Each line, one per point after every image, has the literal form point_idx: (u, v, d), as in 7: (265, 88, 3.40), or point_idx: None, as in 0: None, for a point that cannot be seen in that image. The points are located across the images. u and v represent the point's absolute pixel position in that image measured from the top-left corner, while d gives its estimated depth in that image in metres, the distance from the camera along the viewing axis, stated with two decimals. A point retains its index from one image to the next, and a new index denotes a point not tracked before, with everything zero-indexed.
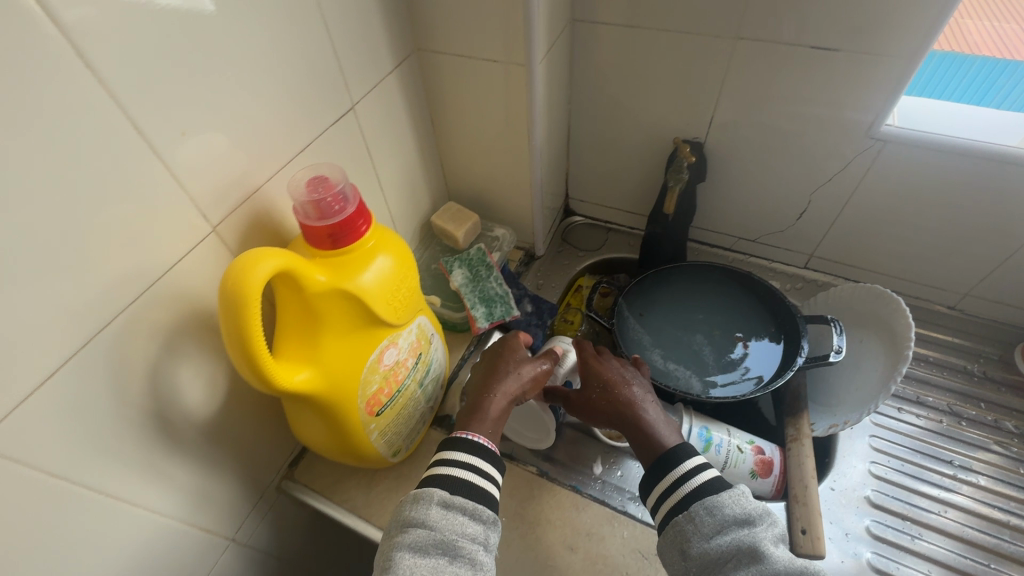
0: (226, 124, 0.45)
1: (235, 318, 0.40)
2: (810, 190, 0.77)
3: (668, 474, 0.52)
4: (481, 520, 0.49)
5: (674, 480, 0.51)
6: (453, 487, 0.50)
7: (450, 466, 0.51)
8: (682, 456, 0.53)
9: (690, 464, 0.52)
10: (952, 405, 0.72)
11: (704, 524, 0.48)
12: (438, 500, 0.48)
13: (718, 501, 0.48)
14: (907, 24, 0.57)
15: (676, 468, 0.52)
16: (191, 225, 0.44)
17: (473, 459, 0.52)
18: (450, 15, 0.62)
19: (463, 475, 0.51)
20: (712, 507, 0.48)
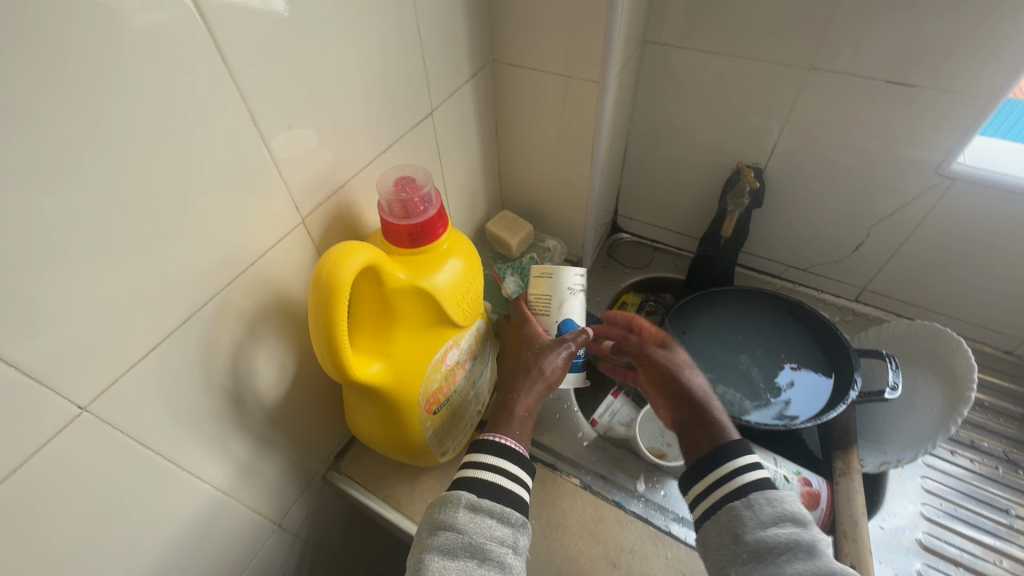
0: (325, 122, 0.47)
1: (326, 307, 0.41)
2: (869, 223, 0.76)
3: (717, 468, 0.52)
4: (509, 523, 0.49)
5: (731, 470, 0.52)
6: (479, 490, 0.50)
7: (477, 470, 0.52)
8: (734, 452, 0.53)
9: (740, 462, 0.52)
10: (1008, 451, 0.71)
11: (763, 514, 0.48)
12: (464, 503, 0.49)
13: (778, 495, 0.49)
14: (988, 65, 0.57)
15: (725, 464, 0.52)
16: (283, 215, 0.46)
17: (500, 463, 0.52)
18: (529, 30, 0.64)
19: (491, 478, 0.51)
20: (773, 499, 0.49)
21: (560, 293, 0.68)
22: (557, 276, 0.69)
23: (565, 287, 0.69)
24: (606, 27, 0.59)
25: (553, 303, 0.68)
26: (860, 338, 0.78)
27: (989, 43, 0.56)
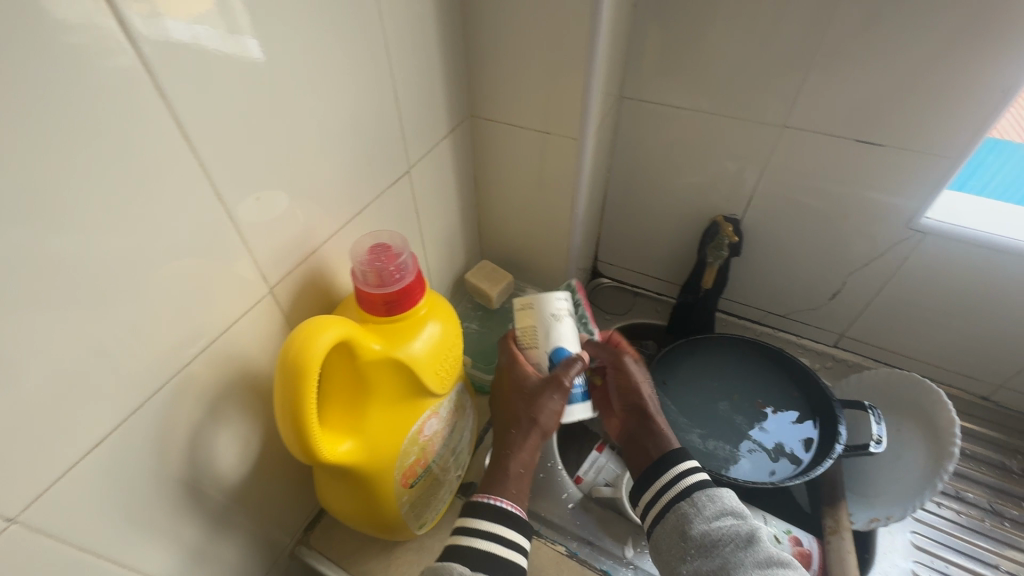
0: (296, 187, 0.45)
1: (293, 389, 0.38)
2: (845, 272, 0.77)
3: (662, 475, 0.56)
4: None
5: (674, 475, 0.55)
6: (473, 560, 0.48)
7: (472, 538, 0.50)
8: (676, 458, 0.57)
9: (683, 466, 0.56)
10: (992, 502, 0.70)
11: (706, 510, 0.52)
12: (458, 575, 0.46)
13: (715, 493, 0.53)
14: (951, 126, 0.59)
15: (668, 470, 0.56)
16: (250, 286, 0.44)
17: (496, 530, 0.51)
18: (508, 87, 0.64)
19: (485, 547, 0.49)
20: (713, 496, 0.53)
21: (539, 322, 0.61)
22: (538, 304, 0.62)
23: (549, 314, 0.61)
24: (584, 86, 0.59)
25: (540, 335, 0.61)
26: (842, 386, 0.78)
27: (951, 106, 0.58)
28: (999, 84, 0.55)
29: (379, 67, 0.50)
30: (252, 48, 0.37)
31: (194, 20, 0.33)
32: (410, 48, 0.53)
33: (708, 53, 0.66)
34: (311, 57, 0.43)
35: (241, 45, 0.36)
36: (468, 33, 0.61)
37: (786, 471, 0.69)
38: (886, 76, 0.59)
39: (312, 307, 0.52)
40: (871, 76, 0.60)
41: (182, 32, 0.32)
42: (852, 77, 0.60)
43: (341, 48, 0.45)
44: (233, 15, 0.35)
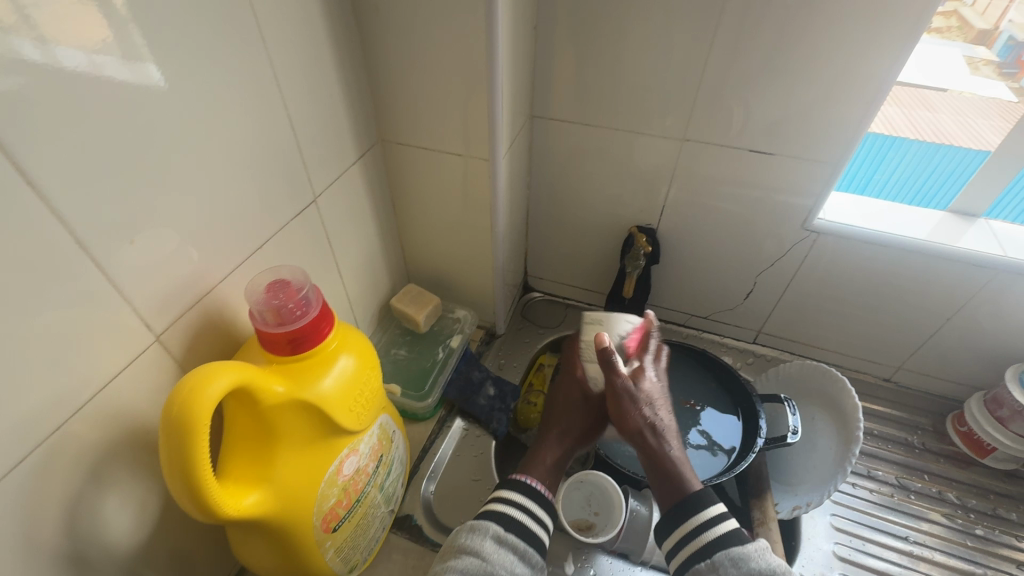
0: (180, 227, 0.43)
1: (180, 443, 0.36)
2: (755, 272, 0.82)
3: (688, 520, 0.50)
4: (528, 561, 0.51)
5: (698, 524, 0.50)
6: (505, 523, 0.52)
7: (507, 505, 0.53)
8: (703, 503, 0.51)
9: (707, 514, 0.50)
10: (900, 478, 0.76)
11: (728, 575, 0.47)
12: (491, 533, 0.51)
13: (744, 553, 0.47)
14: (827, 134, 0.65)
15: (696, 515, 0.50)
16: (133, 336, 0.41)
17: (527, 502, 0.54)
18: (415, 111, 0.64)
19: (518, 515, 0.53)
20: (738, 559, 0.47)
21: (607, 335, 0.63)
22: (604, 322, 0.64)
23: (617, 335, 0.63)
24: (489, 108, 0.60)
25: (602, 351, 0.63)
26: (762, 380, 0.82)
27: (825, 117, 0.64)
28: (862, 95, 0.61)
29: (269, 97, 0.49)
30: (156, 76, 0.38)
31: (89, 50, 0.33)
32: (303, 76, 0.52)
33: (607, 73, 0.68)
34: (186, 92, 0.41)
35: (144, 73, 0.37)
36: (367, 58, 0.61)
37: (715, 470, 0.71)
38: (766, 91, 0.64)
39: (212, 350, 0.49)
40: (754, 91, 0.64)
41: (78, 62, 0.33)
42: (738, 92, 0.65)
43: (221, 79, 0.43)
44: (130, 43, 0.36)
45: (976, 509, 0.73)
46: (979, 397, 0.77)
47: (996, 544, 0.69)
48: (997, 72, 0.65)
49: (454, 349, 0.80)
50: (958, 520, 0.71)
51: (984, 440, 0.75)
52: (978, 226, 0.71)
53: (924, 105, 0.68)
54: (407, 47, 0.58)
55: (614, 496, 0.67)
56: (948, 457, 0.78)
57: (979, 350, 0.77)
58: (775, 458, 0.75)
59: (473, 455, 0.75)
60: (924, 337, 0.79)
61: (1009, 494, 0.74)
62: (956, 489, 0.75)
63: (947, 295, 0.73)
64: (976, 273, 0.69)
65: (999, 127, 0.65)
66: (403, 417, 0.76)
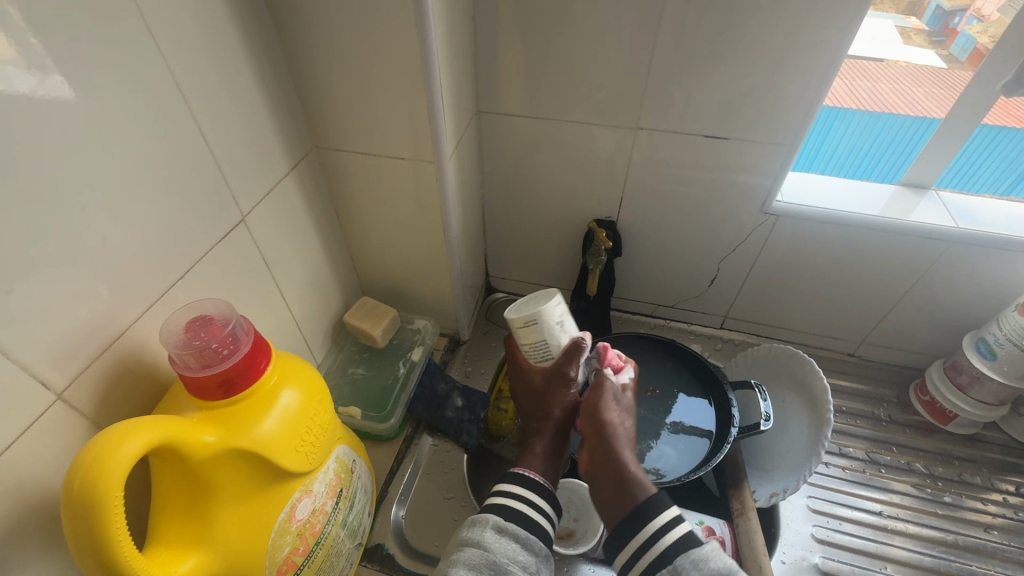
0: (76, 267, 0.38)
1: (87, 521, 0.32)
2: (718, 259, 0.81)
3: (638, 532, 0.48)
4: (533, 550, 0.48)
5: (649, 535, 0.47)
6: (504, 513, 0.50)
7: (506, 496, 0.51)
8: (652, 512, 0.48)
9: (659, 522, 0.48)
10: (870, 452, 0.77)
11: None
12: (491, 523, 0.49)
13: (702, 554, 0.45)
14: (778, 116, 0.64)
15: (647, 525, 0.48)
16: (28, 397, 0.36)
17: (529, 494, 0.51)
18: (348, 115, 0.59)
19: (518, 505, 0.50)
20: (699, 560, 0.45)
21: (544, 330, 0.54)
22: (540, 319, 0.54)
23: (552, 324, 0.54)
24: (429, 108, 0.56)
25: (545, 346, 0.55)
26: (731, 365, 0.82)
27: (775, 99, 0.62)
28: (811, 75, 0.60)
29: (174, 110, 0.43)
30: (65, 89, 0.35)
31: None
32: (215, 84, 0.47)
33: (552, 63, 0.65)
34: (64, 112, 0.35)
35: (50, 83, 0.34)
36: (291, 59, 0.56)
37: (692, 462, 0.70)
38: (715, 75, 0.62)
39: (134, 397, 0.44)
40: (703, 75, 0.62)
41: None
42: (687, 77, 0.63)
43: (109, 95, 0.38)
44: (33, 51, 0.33)
45: (943, 477, 0.74)
46: (939, 365, 0.79)
47: (963, 510, 0.71)
48: (928, 41, 0.67)
49: (415, 362, 0.76)
50: (927, 489, 0.73)
51: (946, 407, 0.77)
52: (929, 198, 0.72)
53: (862, 75, 0.68)
54: (332, 46, 0.53)
55: (592, 501, 0.65)
56: (914, 427, 0.79)
57: (936, 319, 0.78)
58: (749, 444, 0.75)
59: (444, 471, 0.71)
60: (884, 311, 0.79)
61: (973, 458, 0.76)
62: (923, 459, 0.76)
63: (905, 269, 0.73)
64: (931, 246, 0.70)
65: (933, 94, 0.66)
66: (367, 439, 0.72)
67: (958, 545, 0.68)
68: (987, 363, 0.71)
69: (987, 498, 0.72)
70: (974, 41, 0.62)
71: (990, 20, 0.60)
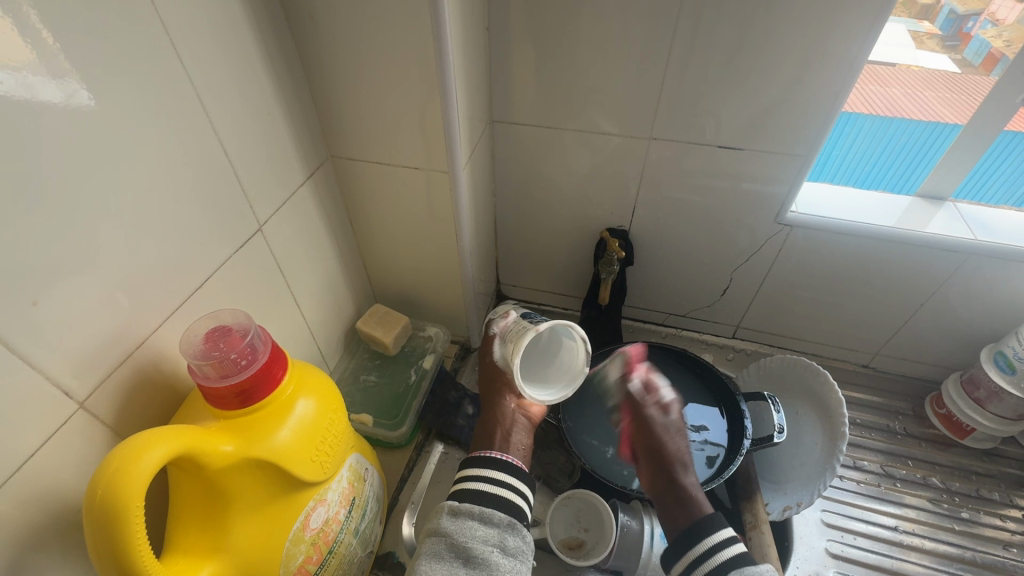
0: (100, 278, 0.38)
1: (110, 533, 0.32)
2: (730, 268, 0.80)
3: (695, 545, 0.51)
4: (494, 524, 0.49)
5: (706, 549, 0.50)
6: (460, 496, 0.51)
7: (463, 482, 0.52)
8: (709, 529, 0.51)
9: (716, 538, 0.50)
10: (885, 466, 0.76)
11: None
12: (447, 509, 0.50)
13: (755, 570, 0.47)
14: (793, 127, 0.63)
15: (703, 540, 0.51)
16: (51, 407, 0.36)
17: (484, 472, 0.52)
18: (363, 126, 0.60)
19: (478, 486, 0.51)
20: (751, 575, 0.47)
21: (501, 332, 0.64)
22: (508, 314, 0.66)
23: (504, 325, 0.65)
24: (444, 118, 0.56)
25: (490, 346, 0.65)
26: (744, 376, 0.81)
27: (791, 111, 0.62)
28: (826, 86, 0.59)
29: (195, 121, 0.44)
30: (89, 100, 0.36)
31: (15, 69, 0.31)
32: (235, 95, 0.48)
33: (566, 73, 0.65)
34: (90, 123, 0.36)
35: (76, 94, 0.35)
36: (308, 70, 0.56)
37: (706, 471, 0.69)
38: (729, 87, 0.62)
39: (152, 406, 0.44)
40: (716, 86, 0.62)
41: (11, 81, 0.31)
42: (701, 88, 0.63)
43: (133, 109, 0.39)
44: (58, 59, 0.33)
45: (960, 492, 0.73)
46: (956, 378, 0.78)
47: (981, 526, 0.70)
48: (941, 45, 0.65)
49: (426, 370, 0.76)
50: (944, 504, 0.72)
51: (963, 421, 0.76)
52: (947, 209, 0.71)
53: (875, 81, 0.66)
54: (348, 58, 0.54)
55: (605, 512, 0.64)
56: (930, 441, 0.78)
57: (953, 332, 0.77)
58: (762, 456, 0.74)
59: (454, 479, 0.71)
60: (900, 322, 0.79)
61: (991, 474, 0.75)
62: (940, 473, 0.75)
63: (922, 280, 0.73)
64: (949, 258, 0.69)
65: (943, 98, 0.65)
66: (377, 446, 0.72)
67: (975, 563, 0.67)
68: (1006, 377, 0.70)
69: (1005, 514, 0.71)
70: (988, 46, 0.62)
71: (1005, 24, 0.60)
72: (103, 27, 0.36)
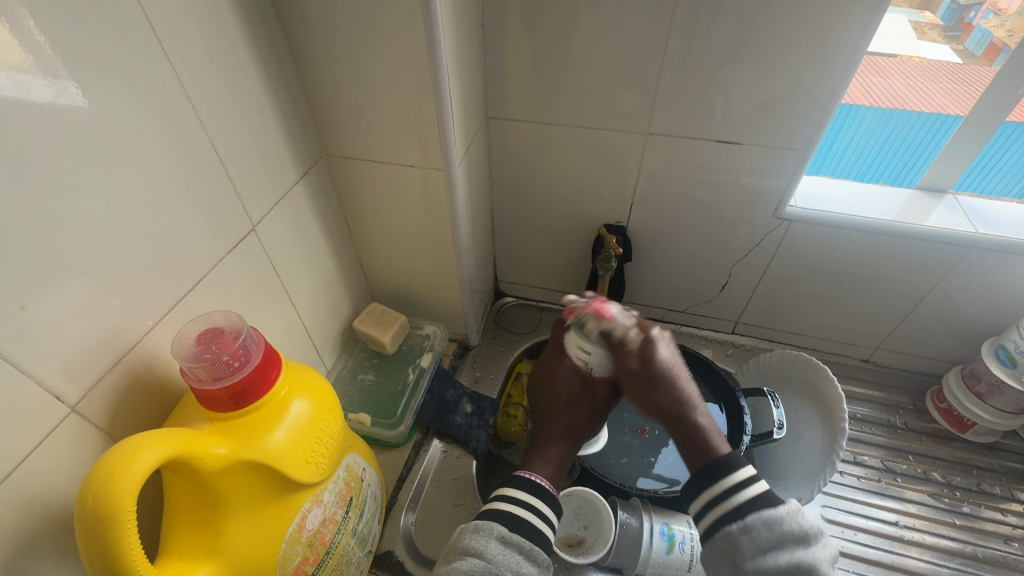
0: (90, 281, 0.38)
1: (101, 537, 0.32)
2: (729, 264, 0.80)
3: (715, 484, 0.47)
4: (535, 562, 0.50)
5: (727, 488, 0.46)
6: (512, 525, 0.51)
7: (514, 505, 0.52)
8: (728, 465, 0.47)
9: (738, 476, 0.47)
10: (885, 461, 0.75)
11: (761, 538, 0.44)
12: (497, 534, 0.49)
13: (776, 514, 0.44)
14: (791, 120, 0.63)
15: (723, 479, 0.47)
16: (41, 411, 0.36)
17: (536, 501, 0.53)
18: (357, 124, 0.59)
19: (527, 515, 0.52)
20: (772, 520, 0.44)
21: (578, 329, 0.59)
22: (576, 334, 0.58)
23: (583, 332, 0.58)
24: (438, 116, 0.56)
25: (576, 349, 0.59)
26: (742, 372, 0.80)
27: (789, 103, 0.61)
28: (825, 78, 0.58)
29: (185, 119, 0.43)
30: (78, 97, 0.35)
31: (7, 67, 0.31)
32: (226, 94, 0.47)
33: (562, 67, 0.65)
34: (78, 123, 0.36)
35: (69, 91, 0.35)
36: (299, 70, 0.56)
37: None
38: (728, 81, 0.61)
39: (146, 409, 0.44)
40: (713, 80, 0.61)
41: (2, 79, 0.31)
42: (698, 81, 0.62)
43: (123, 108, 0.38)
44: (52, 56, 0.33)
45: (961, 487, 0.73)
46: (956, 372, 0.78)
47: (982, 520, 0.70)
48: (942, 35, 0.65)
49: (424, 369, 0.76)
50: (945, 499, 0.72)
51: (964, 415, 0.76)
52: (947, 202, 0.70)
53: (875, 72, 0.65)
54: (341, 55, 0.53)
55: (602, 508, 0.64)
56: (930, 435, 0.78)
57: (953, 326, 0.76)
58: (762, 453, 0.74)
59: (453, 478, 0.71)
60: (901, 316, 0.78)
61: (991, 468, 0.75)
62: (940, 468, 0.75)
63: (922, 274, 0.72)
64: (951, 251, 0.68)
65: (946, 89, 0.65)
66: (375, 446, 0.72)
67: (976, 557, 0.67)
68: (1006, 370, 0.70)
69: (1006, 508, 0.71)
70: (990, 36, 0.61)
71: (1008, 14, 0.59)
72: (91, 27, 0.35)
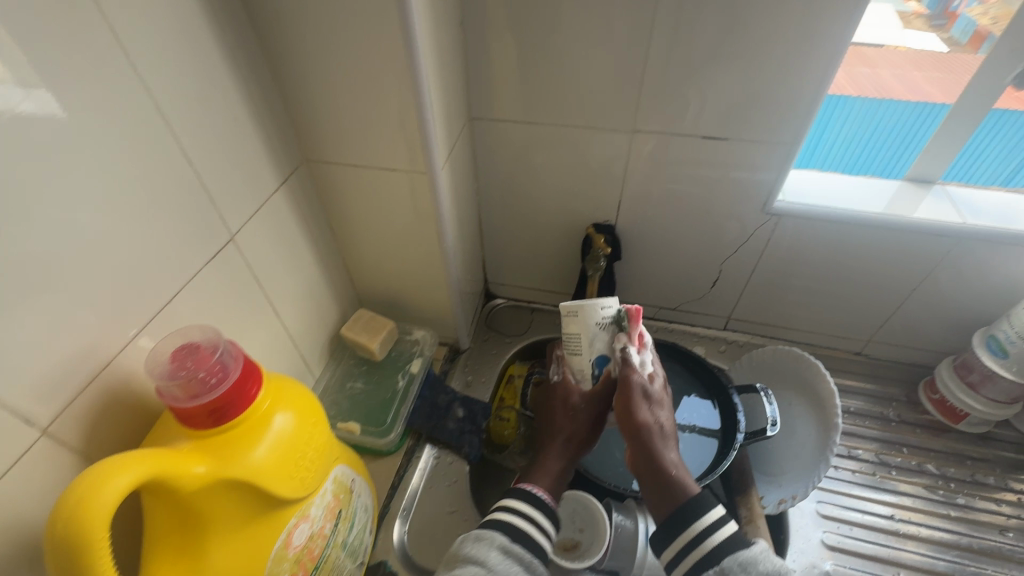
0: (60, 300, 0.37)
1: (73, 566, 0.31)
2: (719, 261, 0.79)
3: (688, 529, 0.49)
4: (488, 543, 0.50)
5: (699, 533, 0.48)
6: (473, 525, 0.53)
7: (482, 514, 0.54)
8: (700, 510, 0.50)
9: (709, 520, 0.49)
10: (879, 454, 0.75)
11: None
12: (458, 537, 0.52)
13: (750, 556, 0.47)
14: (778, 117, 0.62)
15: (695, 523, 0.49)
16: (10, 436, 0.35)
17: (516, 503, 0.54)
18: (337, 129, 0.58)
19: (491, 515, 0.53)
20: (746, 563, 0.46)
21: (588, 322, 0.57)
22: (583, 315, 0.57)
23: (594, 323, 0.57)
24: (419, 119, 0.55)
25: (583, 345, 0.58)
26: (736, 367, 0.80)
27: (774, 98, 0.61)
28: (810, 71, 0.58)
29: (157, 129, 0.42)
30: (42, 110, 0.34)
31: None
32: (199, 102, 0.46)
33: (545, 66, 0.64)
34: (42, 136, 0.34)
35: (34, 104, 0.34)
36: (276, 74, 0.54)
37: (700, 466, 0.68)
38: (713, 77, 0.60)
39: (123, 428, 0.43)
40: (699, 74, 0.61)
41: None
42: (684, 76, 0.61)
43: (91, 122, 0.37)
44: (14, 68, 0.32)
45: (956, 478, 0.73)
46: (949, 363, 0.77)
47: (977, 511, 0.70)
48: (928, 24, 0.65)
49: (414, 375, 0.75)
50: (939, 491, 0.72)
51: (957, 406, 0.76)
52: (935, 192, 0.70)
53: (862, 62, 0.66)
54: (319, 60, 0.52)
55: (597, 512, 0.63)
56: (924, 427, 0.78)
57: (944, 317, 0.76)
58: (758, 450, 0.74)
59: (447, 484, 0.70)
60: (893, 308, 0.78)
61: (985, 458, 0.75)
62: (935, 459, 0.75)
63: (912, 267, 0.72)
64: (940, 242, 0.68)
65: (933, 78, 0.65)
66: (366, 455, 0.71)
67: (972, 549, 0.67)
68: (998, 361, 0.70)
69: (1000, 499, 0.71)
70: (975, 23, 0.61)
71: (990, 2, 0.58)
72: (54, 38, 0.34)
